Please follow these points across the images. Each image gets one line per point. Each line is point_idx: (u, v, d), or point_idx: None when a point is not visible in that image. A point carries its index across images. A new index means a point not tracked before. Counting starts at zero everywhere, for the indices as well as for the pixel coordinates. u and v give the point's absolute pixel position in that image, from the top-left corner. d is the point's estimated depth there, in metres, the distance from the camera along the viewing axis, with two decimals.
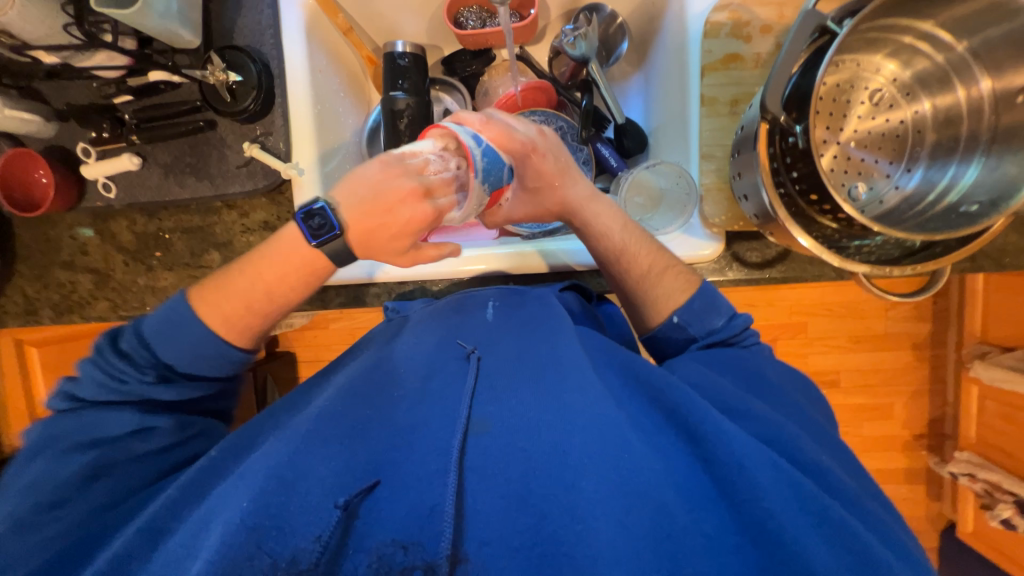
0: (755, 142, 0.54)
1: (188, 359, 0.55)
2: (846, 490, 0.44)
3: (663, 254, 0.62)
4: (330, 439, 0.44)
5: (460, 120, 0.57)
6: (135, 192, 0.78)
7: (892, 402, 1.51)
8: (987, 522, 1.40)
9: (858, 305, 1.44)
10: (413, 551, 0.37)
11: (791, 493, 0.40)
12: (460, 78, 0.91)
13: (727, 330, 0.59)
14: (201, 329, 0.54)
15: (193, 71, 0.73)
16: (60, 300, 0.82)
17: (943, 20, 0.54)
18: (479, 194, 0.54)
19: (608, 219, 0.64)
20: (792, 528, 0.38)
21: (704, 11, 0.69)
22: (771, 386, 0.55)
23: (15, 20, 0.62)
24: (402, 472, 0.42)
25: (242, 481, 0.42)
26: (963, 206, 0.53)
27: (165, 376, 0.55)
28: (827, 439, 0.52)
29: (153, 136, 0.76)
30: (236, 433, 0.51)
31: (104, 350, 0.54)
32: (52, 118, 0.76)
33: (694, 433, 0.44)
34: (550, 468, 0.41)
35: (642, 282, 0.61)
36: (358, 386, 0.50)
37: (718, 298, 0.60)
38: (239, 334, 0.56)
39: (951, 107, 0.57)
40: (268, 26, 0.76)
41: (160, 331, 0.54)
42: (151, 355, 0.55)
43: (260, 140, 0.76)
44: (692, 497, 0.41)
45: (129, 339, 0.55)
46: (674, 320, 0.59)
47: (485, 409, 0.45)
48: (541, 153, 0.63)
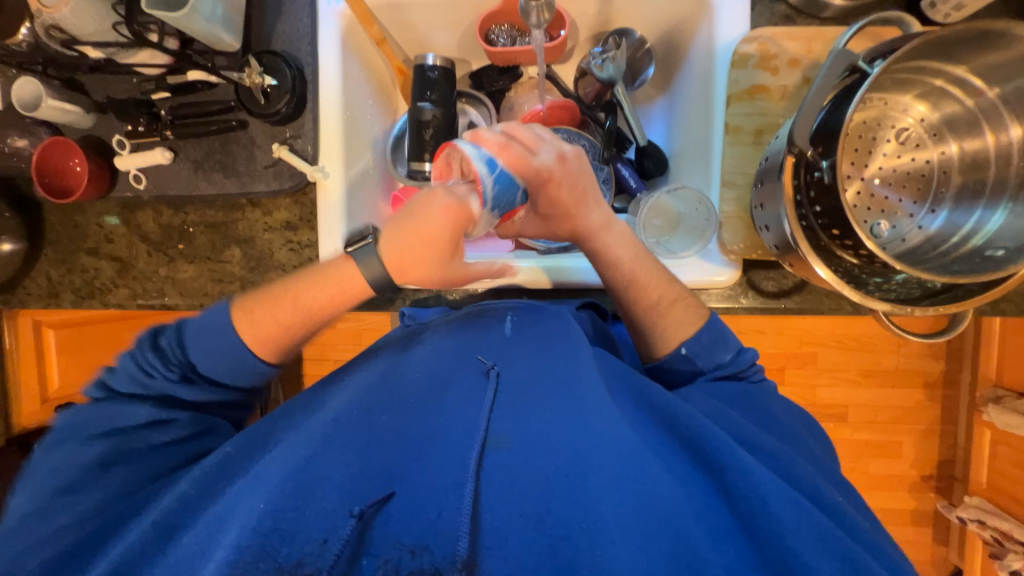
0: (780, 173, 0.55)
1: (214, 364, 0.55)
2: (861, 529, 0.43)
3: (673, 285, 0.62)
4: (347, 445, 0.45)
5: (477, 140, 0.53)
6: (164, 185, 0.80)
7: (901, 440, 1.48)
8: (995, 572, 1.35)
9: (870, 340, 1.42)
10: (421, 556, 0.40)
11: (812, 531, 0.39)
12: (487, 93, 0.93)
13: (734, 365, 0.59)
14: (231, 336, 0.55)
15: (230, 72, 0.75)
16: (83, 285, 0.84)
17: (975, 66, 0.53)
18: (485, 220, 0.55)
19: (619, 250, 0.63)
20: (815, 566, 0.37)
21: (735, 39, 0.69)
22: (781, 421, 0.55)
23: (69, 17, 0.66)
24: (416, 485, 0.43)
25: (258, 482, 0.43)
26: (988, 250, 0.53)
27: (188, 377, 0.56)
28: (840, 476, 0.51)
29: (186, 133, 0.78)
30: (247, 430, 0.51)
31: (142, 344, 0.56)
32: (91, 109, 0.79)
33: (713, 464, 0.44)
34: (566, 488, 0.42)
35: (651, 313, 0.61)
36: (374, 393, 0.49)
37: (727, 333, 0.60)
38: (265, 346, 0.56)
39: (979, 151, 0.56)
40: (305, 33, 0.78)
41: (196, 333, 0.55)
42: (182, 354, 0.56)
43: (289, 142, 0.78)
44: (710, 529, 0.40)
45: (166, 337, 0.57)
46: (683, 351, 0.60)
47: (503, 424, 0.46)
48: (557, 182, 0.60)
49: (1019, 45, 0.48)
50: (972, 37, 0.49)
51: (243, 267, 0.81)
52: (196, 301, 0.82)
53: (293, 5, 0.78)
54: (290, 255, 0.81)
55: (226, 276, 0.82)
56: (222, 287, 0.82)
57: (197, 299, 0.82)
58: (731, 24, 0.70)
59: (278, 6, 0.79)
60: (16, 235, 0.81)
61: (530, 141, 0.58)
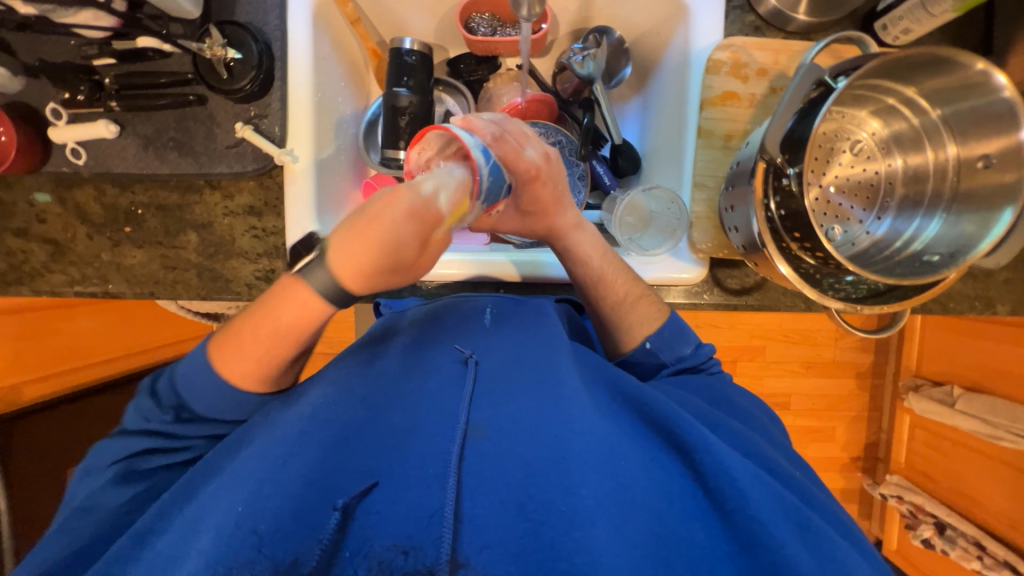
0: (751, 178, 0.58)
1: (207, 403, 0.50)
2: (816, 502, 0.47)
3: (638, 283, 0.65)
4: (323, 442, 0.44)
5: (472, 128, 0.55)
6: (108, 161, 0.73)
7: (836, 426, 1.62)
8: (909, 541, 1.52)
9: (812, 334, 1.54)
10: (414, 555, 0.37)
11: (773, 501, 0.42)
12: (465, 82, 0.92)
13: (695, 358, 0.62)
14: (214, 377, 0.49)
15: (188, 42, 0.69)
16: (9, 269, 0.75)
17: (924, 88, 0.59)
18: (477, 210, 0.53)
19: (588, 247, 0.65)
20: (779, 534, 0.40)
21: (709, 47, 0.72)
22: (742, 408, 0.58)
23: None
24: (396, 478, 0.42)
25: (235, 482, 0.41)
26: (926, 256, 0.59)
27: (185, 419, 0.51)
28: (796, 456, 0.55)
29: (133, 106, 0.71)
30: (227, 437, 0.49)
31: (145, 391, 0.53)
32: (19, 72, 0.70)
33: (683, 446, 0.46)
34: (550, 474, 0.42)
35: (617, 309, 0.64)
36: (355, 387, 0.50)
37: (687, 328, 0.63)
38: (254, 379, 0.50)
39: (920, 165, 0.62)
40: (273, 6, 0.73)
41: (185, 374, 0.50)
42: (176, 397, 0.52)
43: (254, 121, 0.73)
44: (683, 505, 0.42)
45: (163, 380, 0.53)
46: (647, 345, 0.62)
47: (482, 414, 0.46)
48: (544, 181, 0.61)
49: (962, 73, 0.53)
50: (924, 61, 0.53)
51: (199, 254, 0.76)
52: (146, 290, 0.76)
53: None
54: (253, 242, 0.76)
55: (180, 264, 0.76)
56: (176, 275, 0.76)
57: (147, 287, 0.76)
58: (706, 32, 0.72)
59: None
60: None
61: (522, 136, 0.60)
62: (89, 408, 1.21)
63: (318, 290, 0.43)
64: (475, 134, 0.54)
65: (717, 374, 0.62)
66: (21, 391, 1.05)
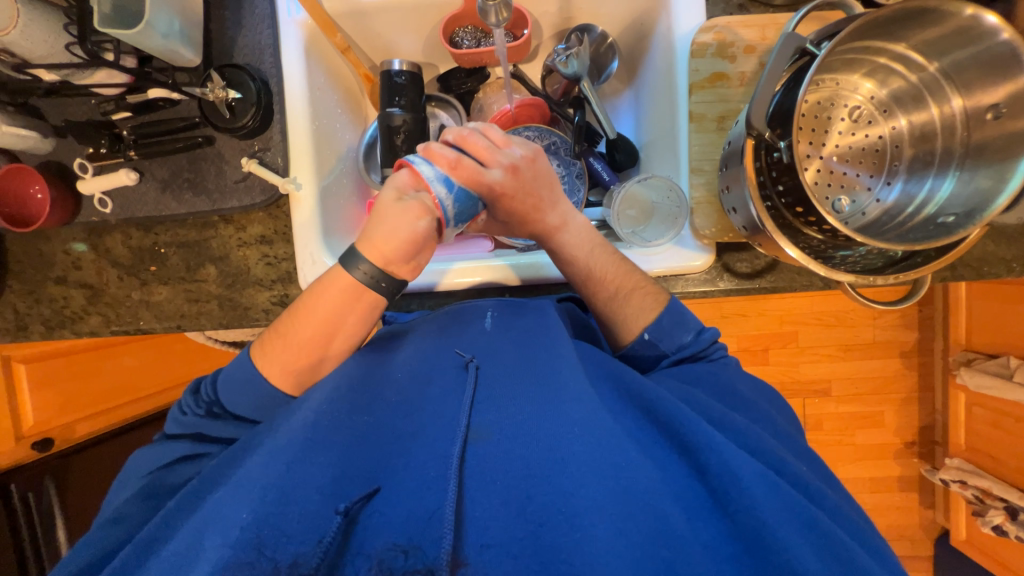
0: (742, 156, 0.57)
1: (237, 401, 0.58)
2: (828, 501, 0.44)
3: (634, 274, 0.64)
4: (328, 449, 0.45)
5: (431, 156, 0.59)
6: (132, 207, 0.78)
7: (884, 410, 1.53)
8: (978, 529, 1.41)
9: (846, 315, 1.47)
10: (414, 555, 0.37)
11: (778, 498, 0.41)
12: (456, 95, 0.93)
13: (694, 346, 0.61)
14: (249, 369, 0.58)
15: (192, 89, 0.74)
16: (53, 314, 0.82)
17: (914, 42, 0.56)
18: (451, 233, 0.62)
19: (582, 245, 0.65)
20: (785, 533, 0.38)
21: (691, 31, 0.71)
22: (749, 398, 0.56)
23: (19, 40, 0.63)
24: (399, 485, 0.43)
25: (238, 491, 0.42)
26: (941, 217, 0.55)
27: (215, 414, 0.59)
28: (802, 447, 0.53)
29: (150, 152, 0.76)
30: (233, 446, 0.52)
31: (187, 390, 0.62)
32: (49, 134, 0.77)
33: (686, 445, 0.45)
34: (548, 476, 0.42)
35: (609, 304, 0.63)
36: (357, 398, 0.51)
37: (687, 314, 0.62)
38: (283, 375, 0.58)
39: (926, 123, 0.59)
40: (267, 45, 0.77)
41: (223, 374, 0.59)
42: (213, 393, 0.60)
43: (258, 154, 0.77)
44: (687, 505, 0.41)
45: (205, 382, 0.62)
46: (646, 337, 0.61)
47: (484, 417, 0.46)
48: (512, 196, 0.62)
49: (952, 21, 0.51)
50: (911, 13, 0.51)
51: (219, 285, 0.80)
52: (173, 323, 0.81)
53: (253, 18, 0.77)
54: (267, 270, 0.80)
55: (203, 296, 0.80)
56: (199, 307, 0.80)
57: (174, 321, 0.81)
58: (688, 16, 0.72)
59: (237, 19, 0.77)
60: None
61: (482, 154, 0.61)
62: (135, 440, 1.27)
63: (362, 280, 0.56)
64: (433, 162, 0.59)
65: (716, 363, 0.60)
66: (73, 427, 1.13)
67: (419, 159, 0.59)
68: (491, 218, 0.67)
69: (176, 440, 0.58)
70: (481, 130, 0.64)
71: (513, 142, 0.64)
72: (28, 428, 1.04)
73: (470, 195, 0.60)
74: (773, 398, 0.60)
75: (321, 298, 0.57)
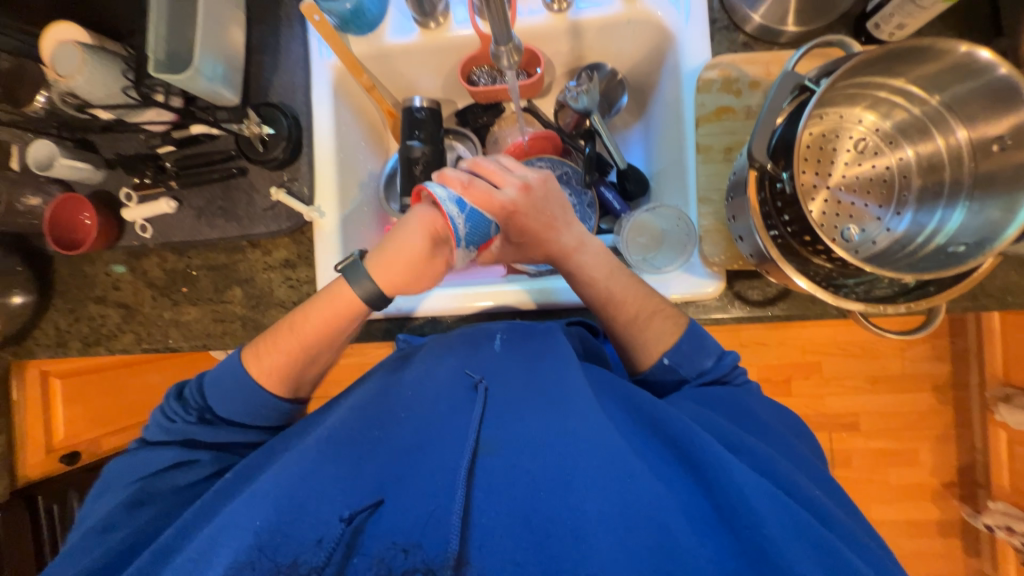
0: (747, 188, 0.58)
1: (229, 405, 0.59)
2: (845, 529, 0.43)
3: (652, 298, 0.65)
4: (343, 459, 0.47)
5: (445, 180, 0.62)
6: (169, 232, 0.83)
7: (918, 447, 1.45)
8: None
9: (873, 345, 1.43)
10: (414, 554, 0.40)
11: (785, 517, 0.40)
12: (472, 128, 0.98)
13: (717, 370, 0.60)
14: (241, 375, 0.59)
15: (230, 125, 0.80)
16: (90, 332, 0.87)
17: (913, 77, 0.57)
18: (464, 254, 0.64)
19: (595, 269, 0.66)
20: (786, 549, 0.38)
21: (697, 67, 0.75)
22: (763, 421, 0.56)
23: (82, 85, 0.70)
24: (406, 494, 0.44)
25: (251, 500, 0.43)
26: (951, 247, 0.55)
27: (207, 420, 0.59)
28: (822, 476, 0.52)
29: (189, 182, 0.82)
30: (244, 461, 0.53)
31: (169, 397, 0.61)
32: (101, 166, 0.84)
33: (693, 460, 0.44)
34: (552, 489, 0.42)
35: (630, 327, 0.63)
36: (370, 408, 0.53)
37: (707, 338, 0.61)
38: (276, 380, 0.60)
39: (932, 154, 0.59)
40: (300, 85, 0.84)
41: (214, 379, 0.60)
42: (200, 399, 0.60)
43: (286, 185, 0.82)
44: (693, 521, 0.41)
45: (189, 387, 0.61)
46: (665, 361, 0.60)
47: (493, 432, 0.47)
48: (524, 214, 0.64)
49: (948, 58, 0.52)
50: (906, 51, 0.52)
51: (244, 306, 0.84)
52: (199, 342, 0.85)
53: (288, 61, 0.84)
54: (289, 292, 0.84)
55: (228, 316, 0.84)
56: (224, 326, 0.84)
57: (201, 340, 0.85)
58: (693, 53, 0.75)
59: (274, 62, 0.84)
60: (27, 286, 0.84)
61: (494, 177, 0.65)
62: None
63: (362, 295, 0.61)
64: (446, 185, 0.62)
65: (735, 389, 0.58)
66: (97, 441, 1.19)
67: (434, 183, 0.63)
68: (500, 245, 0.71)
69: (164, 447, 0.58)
70: (493, 158, 0.68)
71: (525, 167, 0.68)
72: (59, 442, 1.08)
73: (483, 216, 0.63)
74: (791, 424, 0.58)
75: (324, 309, 0.61)
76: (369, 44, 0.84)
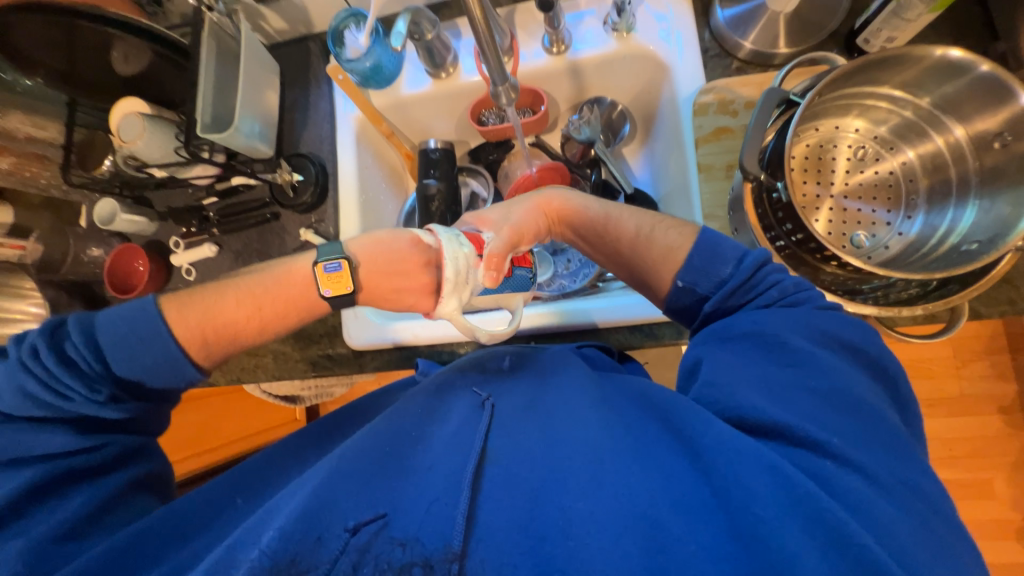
0: (745, 201, 0.60)
1: (145, 378, 0.56)
2: (901, 537, 0.36)
3: (649, 214, 0.64)
4: (355, 475, 0.47)
5: None
6: (210, 274, 0.91)
7: (992, 478, 1.31)
8: None
9: (923, 365, 1.34)
10: (411, 548, 0.42)
11: (783, 494, 0.38)
12: (484, 163, 1.05)
13: (738, 276, 0.54)
14: (166, 346, 0.55)
15: (266, 174, 0.88)
16: None
17: (897, 82, 0.58)
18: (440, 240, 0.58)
19: (585, 199, 0.67)
20: (784, 529, 0.36)
21: (692, 92, 0.78)
22: (803, 351, 0.46)
23: (141, 147, 0.80)
24: (404, 499, 0.45)
25: (272, 514, 0.45)
26: (964, 245, 0.54)
27: (115, 398, 0.55)
28: (894, 444, 0.42)
29: (229, 228, 0.91)
30: (268, 488, 0.55)
31: (50, 365, 0.53)
32: (154, 219, 0.94)
33: (694, 447, 0.43)
34: (546, 491, 0.43)
35: (637, 244, 0.62)
36: (386, 420, 0.55)
37: (720, 245, 0.56)
38: (205, 353, 0.58)
39: (935, 154, 0.60)
40: (326, 137, 0.93)
41: (121, 348, 0.54)
42: (100, 369, 0.54)
43: (314, 226, 0.89)
44: (685, 509, 0.40)
45: (77, 352, 0.54)
46: (680, 283, 0.57)
47: (497, 442, 0.49)
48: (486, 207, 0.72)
49: (927, 62, 0.53)
50: (889, 60, 0.54)
51: None
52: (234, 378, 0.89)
53: (317, 116, 0.94)
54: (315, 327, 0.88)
55: None
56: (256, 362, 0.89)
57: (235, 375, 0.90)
58: (687, 79, 0.78)
59: (304, 118, 0.94)
60: None
61: None
62: None
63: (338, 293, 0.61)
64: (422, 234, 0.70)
65: (777, 308, 0.50)
66: None
67: None
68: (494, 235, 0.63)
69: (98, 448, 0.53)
70: None
71: None
72: None
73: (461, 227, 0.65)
74: (865, 356, 0.47)
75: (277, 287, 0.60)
76: (388, 96, 0.93)
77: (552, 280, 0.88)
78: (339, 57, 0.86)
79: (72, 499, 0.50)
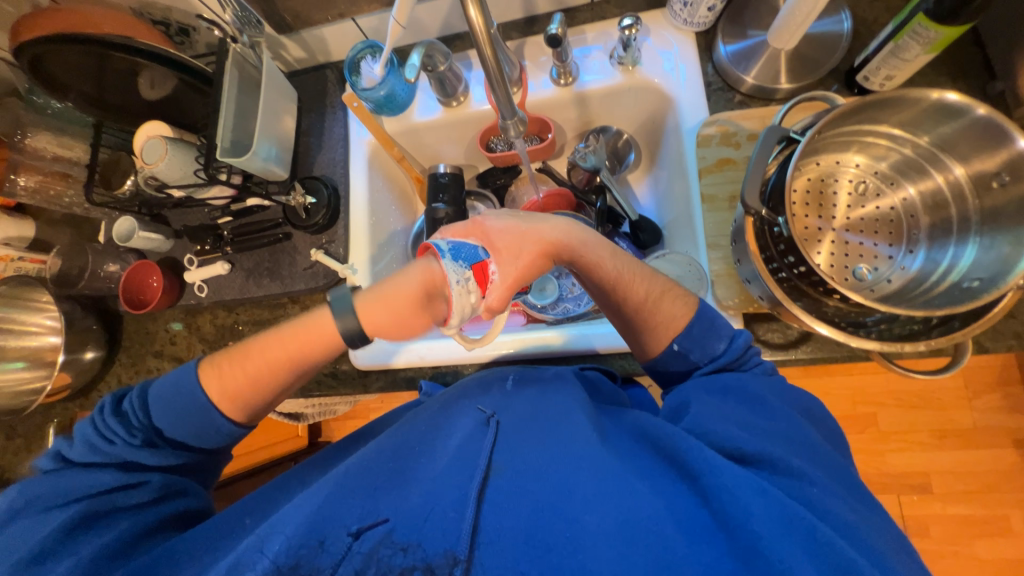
0: (747, 234, 0.61)
1: (177, 427, 0.58)
2: (883, 560, 0.38)
3: (659, 278, 0.61)
4: (358, 490, 0.48)
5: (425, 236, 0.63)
6: (222, 291, 0.93)
7: (1009, 515, 1.27)
8: None
9: (933, 395, 1.32)
10: (413, 553, 0.43)
11: (776, 510, 0.39)
12: (492, 189, 1.06)
13: (729, 354, 0.57)
14: (200, 399, 0.58)
15: (280, 197, 0.91)
16: None
17: (896, 122, 0.60)
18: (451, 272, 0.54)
19: (599, 250, 0.62)
20: (779, 546, 0.37)
21: (696, 123, 0.80)
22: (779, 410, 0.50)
23: (162, 169, 0.83)
24: (406, 507, 0.46)
25: (280, 522, 0.46)
26: (965, 282, 0.55)
27: (150, 442, 0.58)
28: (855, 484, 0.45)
29: (242, 247, 0.93)
30: (269, 506, 0.55)
31: (106, 412, 0.59)
32: (170, 236, 0.96)
33: (690, 471, 0.44)
34: (553, 503, 0.43)
35: (641, 311, 0.59)
36: (389, 439, 0.56)
37: (717, 321, 0.59)
38: (235, 407, 0.59)
39: (935, 191, 0.61)
40: (339, 160, 0.95)
41: (164, 398, 0.59)
42: (146, 418, 0.59)
43: (325, 246, 0.92)
44: (689, 526, 0.40)
45: (131, 401, 0.60)
46: (674, 348, 0.58)
47: (503, 455, 0.49)
48: (497, 217, 0.64)
49: (925, 104, 0.55)
50: (888, 101, 0.55)
51: None
52: None
53: (330, 140, 0.97)
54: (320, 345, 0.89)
55: None
56: None
57: None
58: (692, 112, 0.81)
59: (319, 142, 0.97)
60: (99, 343, 0.94)
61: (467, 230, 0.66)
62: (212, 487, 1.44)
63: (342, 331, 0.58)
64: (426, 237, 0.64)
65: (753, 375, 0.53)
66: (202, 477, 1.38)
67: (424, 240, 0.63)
68: (499, 272, 0.59)
69: (100, 469, 0.55)
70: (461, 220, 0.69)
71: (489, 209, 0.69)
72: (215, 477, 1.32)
73: (466, 240, 0.59)
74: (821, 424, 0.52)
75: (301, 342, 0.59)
76: (400, 123, 0.96)
77: (556, 303, 0.88)
78: (354, 85, 0.89)
79: (81, 515, 0.50)
